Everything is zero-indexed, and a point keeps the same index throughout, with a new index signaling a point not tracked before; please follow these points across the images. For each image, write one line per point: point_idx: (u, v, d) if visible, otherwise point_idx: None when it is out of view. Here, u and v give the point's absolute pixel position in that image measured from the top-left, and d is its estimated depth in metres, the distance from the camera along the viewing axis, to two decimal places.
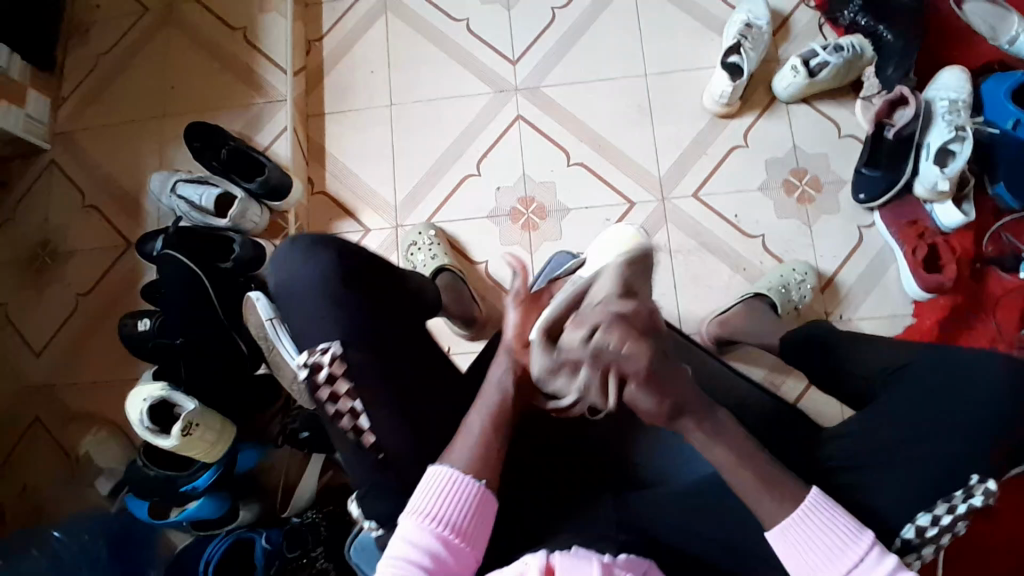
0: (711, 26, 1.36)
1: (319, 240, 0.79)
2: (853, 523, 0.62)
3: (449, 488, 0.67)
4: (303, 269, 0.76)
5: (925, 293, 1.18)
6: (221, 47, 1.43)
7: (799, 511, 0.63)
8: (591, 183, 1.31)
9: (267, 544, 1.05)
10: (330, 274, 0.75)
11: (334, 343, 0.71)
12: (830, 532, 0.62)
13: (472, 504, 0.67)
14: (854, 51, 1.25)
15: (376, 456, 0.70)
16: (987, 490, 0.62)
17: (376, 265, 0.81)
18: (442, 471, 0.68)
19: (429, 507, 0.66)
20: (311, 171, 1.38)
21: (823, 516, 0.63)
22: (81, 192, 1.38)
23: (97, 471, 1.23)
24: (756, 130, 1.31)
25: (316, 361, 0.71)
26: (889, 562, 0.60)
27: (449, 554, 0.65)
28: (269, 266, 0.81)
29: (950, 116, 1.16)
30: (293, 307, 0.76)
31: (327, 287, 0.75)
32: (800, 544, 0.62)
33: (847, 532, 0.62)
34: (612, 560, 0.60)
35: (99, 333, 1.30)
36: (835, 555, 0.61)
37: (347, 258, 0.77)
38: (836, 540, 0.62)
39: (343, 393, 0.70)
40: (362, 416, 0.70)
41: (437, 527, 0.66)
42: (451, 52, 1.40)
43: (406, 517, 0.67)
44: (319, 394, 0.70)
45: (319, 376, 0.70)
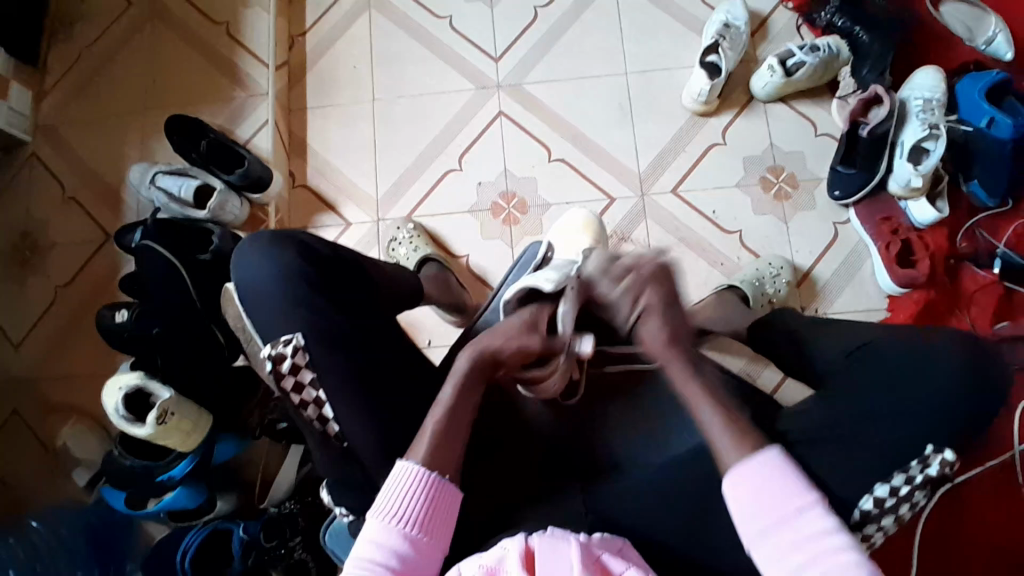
0: (690, 25, 1.38)
1: (279, 235, 0.80)
2: (800, 481, 0.64)
3: (413, 485, 0.67)
4: (264, 267, 0.78)
5: (899, 288, 1.20)
6: (204, 41, 1.43)
7: (751, 461, 0.66)
8: (571, 178, 1.33)
9: (244, 535, 1.06)
10: (291, 272, 0.77)
11: (296, 334, 0.73)
12: (777, 489, 0.64)
13: (437, 499, 0.67)
14: (830, 51, 1.27)
15: (341, 445, 0.73)
16: (943, 460, 0.69)
17: (342, 258, 0.83)
18: (407, 466, 0.68)
19: (395, 505, 0.66)
20: (293, 165, 1.38)
21: (773, 471, 0.65)
22: (61, 184, 1.37)
23: (74, 463, 1.22)
24: (734, 128, 1.33)
25: (280, 352, 0.73)
26: (828, 524, 0.62)
27: (416, 554, 0.65)
28: (235, 261, 0.82)
29: (924, 115, 1.19)
30: (254, 304, 0.77)
31: (291, 280, 0.76)
32: (744, 491, 0.65)
33: (792, 488, 0.64)
34: (589, 539, 0.65)
35: (78, 325, 1.30)
36: (776, 502, 0.64)
37: (308, 256, 0.79)
38: (781, 493, 0.64)
39: (307, 383, 0.72)
40: (326, 405, 0.72)
41: (402, 525, 0.66)
42: (434, 49, 1.41)
43: (371, 519, 0.66)
44: (284, 383, 0.72)
45: (283, 367, 0.72)
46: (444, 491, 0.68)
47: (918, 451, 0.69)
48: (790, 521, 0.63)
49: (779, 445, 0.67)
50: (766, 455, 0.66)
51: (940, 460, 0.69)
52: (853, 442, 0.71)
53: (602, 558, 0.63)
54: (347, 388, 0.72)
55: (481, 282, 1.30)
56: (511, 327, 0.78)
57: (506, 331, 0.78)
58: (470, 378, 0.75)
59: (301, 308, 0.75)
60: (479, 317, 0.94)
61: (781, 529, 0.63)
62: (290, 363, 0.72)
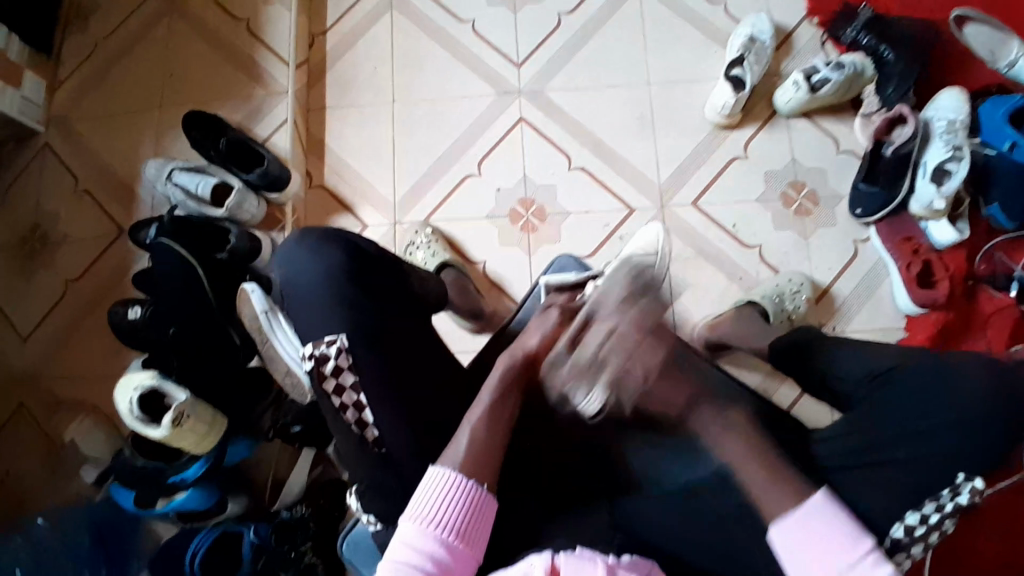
0: (715, 38, 1.37)
1: (325, 236, 0.80)
2: (852, 528, 0.64)
3: (452, 491, 0.66)
4: (307, 267, 0.78)
5: (918, 309, 1.20)
6: (224, 37, 1.41)
7: (800, 509, 0.66)
8: (592, 188, 1.32)
9: (255, 538, 1.03)
10: (334, 273, 0.77)
11: (339, 336, 0.73)
12: (829, 536, 0.64)
13: (475, 506, 0.67)
14: (855, 69, 1.26)
15: (376, 449, 0.71)
16: (974, 489, 0.67)
17: (385, 262, 0.83)
18: (446, 472, 0.67)
19: (432, 510, 0.65)
20: (310, 165, 1.37)
21: (822, 518, 0.65)
22: (74, 177, 1.36)
23: (81, 460, 1.20)
24: (756, 142, 1.32)
25: (322, 353, 0.72)
26: (885, 570, 0.61)
27: (451, 558, 0.64)
28: (276, 261, 0.83)
29: (947, 136, 1.17)
30: (297, 300, 0.77)
31: (330, 280, 0.76)
32: (797, 542, 0.65)
33: (845, 538, 0.63)
34: (615, 560, 0.62)
35: (89, 320, 1.28)
36: (832, 552, 0.63)
37: (352, 257, 0.79)
38: (835, 542, 0.63)
39: (348, 386, 0.71)
40: (366, 410, 0.71)
41: (438, 531, 0.65)
42: (455, 52, 1.40)
43: (406, 521, 0.65)
44: (325, 385, 0.71)
45: (325, 368, 0.71)
46: (481, 499, 0.67)
47: (948, 478, 0.67)
48: (848, 571, 0.62)
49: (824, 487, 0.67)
50: (814, 503, 0.66)
51: (970, 488, 0.67)
52: (885, 466, 0.69)
53: None
54: (375, 401, 0.71)
55: (498, 289, 1.29)
56: (544, 320, 0.81)
57: (539, 326, 0.81)
58: (509, 380, 0.76)
59: (333, 316, 0.74)
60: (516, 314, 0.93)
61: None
62: (334, 363, 0.72)
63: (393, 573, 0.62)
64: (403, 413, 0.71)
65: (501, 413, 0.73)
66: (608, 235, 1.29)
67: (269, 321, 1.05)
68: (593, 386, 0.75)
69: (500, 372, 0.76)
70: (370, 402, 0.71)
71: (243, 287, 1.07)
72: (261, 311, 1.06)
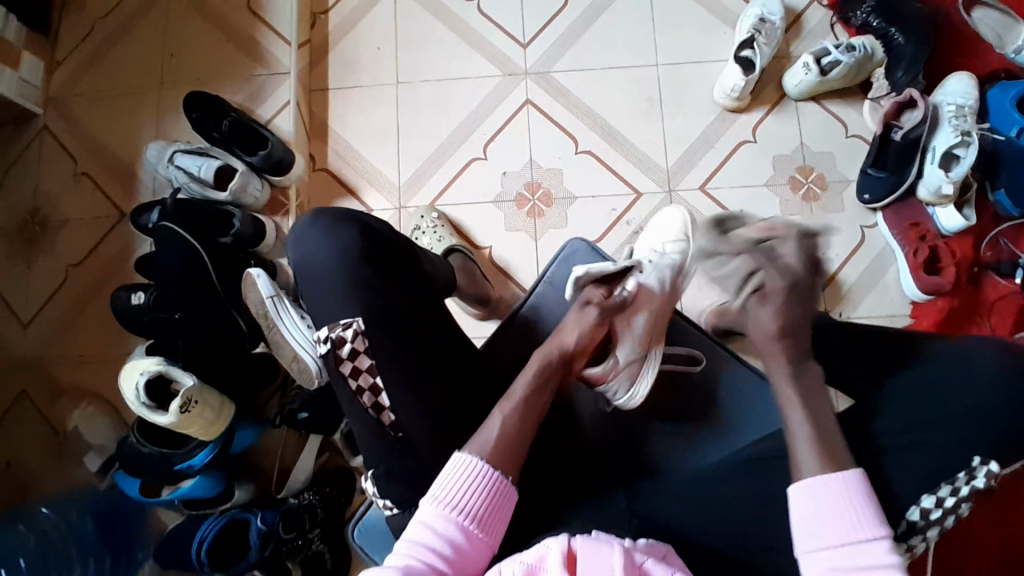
0: (724, 19, 1.35)
1: (341, 215, 0.80)
2: (873, 511, 0.62)
3: (478, 479, 0.66)
4: (323, 244, 0.77)
5: (924, 295, 1.20)
6: (224, 15, 1.38)
7: (828, 477, 0.64)
8: (599, 171, 1.30)
9: (262, 525, 1.03)
10: (350, 252, 0.76)
11: (356, 320, 0.72)
12: (852, 508, 0.62)
13: (495, 495, 0.66)
14: (865, 51, 1.25)
15: (393, 435, 0.70)
16: (989, 473, 0.66)
17: (398, 242, 0.83)
18: (471, 459, 0.67)
19: (457, 496, 0.65)
20: (313, 147, 1.35)
21: (849, 491, 0.63)
22: (73, 159, 1.33)
23: (87, 446, 1.20)
24: (765, 126, 1.31)
25: (338, 336, 0.71)
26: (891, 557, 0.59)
27: (469, 544, 0.64)
28: (289, 243, 0.81)
29: (956, 121, 1.16)
30: (313, 282, 0.77)
31: (345, 261, 0.76)
32: (815, 497, 0.64)
33: (862, 515, 0.62)
34: (631, 544, 0.62)
35: (91, 305, 1.27)
36: (842, 524, 0.62)
37: (368, 237, 0.78)
38: (850, 516, 0.62)
39: (364, 369, 0.70)
40: (383, 394, 0.70)
41: (460, 516, 0.64)
42: (460, 32, 1.37)
43: (428, 503, 0.65)
44: (341, 369, 0.70)
45: (342, 351, 0.70)
46: (503, 488, 0.67)
47: (964, 460, 0.67)
48: (851, 546, 0.61)
49: (862, 470, 0.65)
50: (846, 475, 0.64)
51: (986, 472, 0.66)
52: (899, 454, 0.69)
53: (645, 565, 0.60)
54: (391, 390, 0.70)
55: (505, 274, 1.28)
56: (581, 317, 0.81)
57: (576, 322, 0.81)
58: (543, 375, 0.76)
59: (345, 304, 0.73)
60: (527, 296, 0.93)
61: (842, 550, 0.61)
62: (350, 347, 0.71)
63: (411, 552, 0.62)
64: (419, 400, 0.71)
65: (530, 407, 0.73)
66: (615, 220, 1.28)
67: (275, 306, 1.04)
68: (634, 378, 0.80)
69: (535, 371, 0.76)
70: (388, 387, 0.70)
71: (248, 272, 1.06)
72: (267, 297, 1.04)
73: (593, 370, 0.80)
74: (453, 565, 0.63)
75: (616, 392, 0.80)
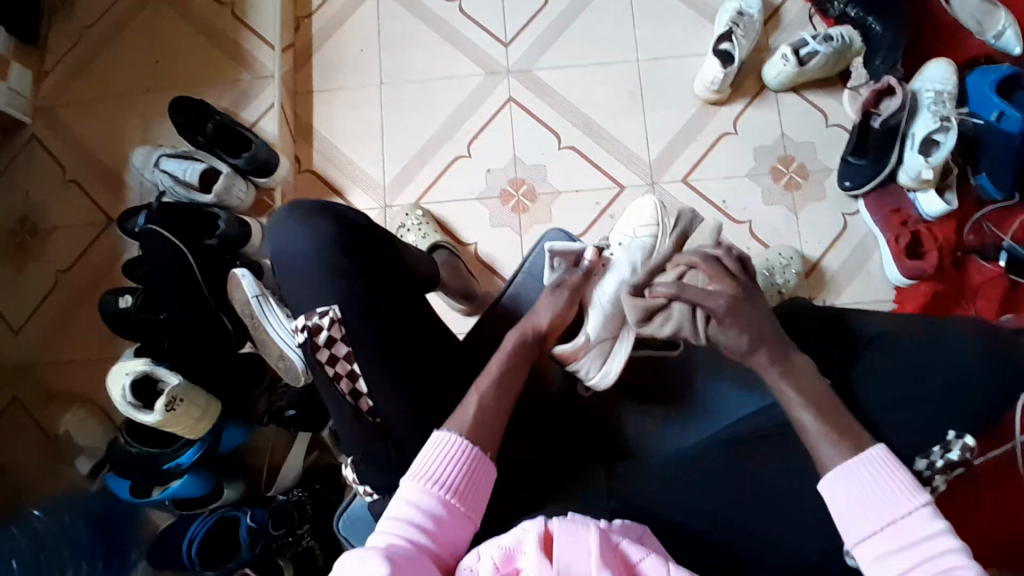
0: (703, 13, 1.37)
1: (317, 207, 0.81)
2: (909, 480, 0.64)
3: (456, 453, 0.67)
4: (299, 238, 0.78)
5: (908, 280, 1.20)
6: (208, 21, 1.40)
7: (857, 459, 0.65)
8: (580, 166, 1.31)
9: (251, 523, 1.03)
10: (326, 243, 0.77)
11: (332, 307, 0.73)
12: (886, 485, 0.64)
13: (474, 469, 0.67)
14: (843, 41, 1.26)
15: (372, 420, 0.71)
16: (965, 446, 0.69)
17: (377, 233, 0.84)
18: (449, 436, 0.67)
19: (436, 470, 0.66)
20: (298, 149, 1.36)
21: (878, 468, 0.65)
22: (61, 167, 1.35)
23: (78, 450, 1.21)
24: (745, 117, 1.32)
25: (315, 324, 0.72)
26: (937, 525, 0.61)
27: (449, 516, 0.64)
28: (267, 237, 0.82)
29: (935, 107, 1.17)
30: (292, 275, 0.78)
31: (322, 252, 0.77)
32: (854, 491, 0.64)
33: (901, 489, 0.63)
34: (608, 526, 0.61)
35: (80, 310, 1.28)
36: (884, 502, 0.63)
37: (343, 228, 0.80)
38: (886, 494, 0.63)
39: (341, 357, 0.71)
40: (359, 380, 0.71)
41: (440, 490, 0.65)
42: (443, 33, 1.39)
43: (408, 480, 0.65)
44: (318, 356, 0.71)
45: (319, 338, 0.71)
46: (480, 464, 0.67)
47: (937, 437, 0.70)
48: (893, 522, 0.62)
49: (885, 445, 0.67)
50: (875, 454, 0.66)
51: (962, 446, 0.69)
52: None
53: (621, 547, 0.59)
54: (368, 379, 0.71)
55: (491, 269, 1.29)
56: (554, 298, 0.81)
57: (549, 304, 0.81)
58: (516, 355, 0.77)
59: (321, 293, 0.75)
60: (507, 286, 0.94)
61: (889, 533, 0.62)
62: (326, 335, 0.71)
63: (395, 529, 0.62)
64: (398, 388, 0.72)
65: (508, 390, 0.73)
66: (599, 214, 1.29)
67: (260, 305, 1.05)
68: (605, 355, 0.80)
69: (509, 350, 0.77)
70: (365, 373, 0.71)
71: (234, 272, 1.07)
72: (254, 296, 1.06)
73: (563, 348, 0.80)
74: (436, 538, 0.63)
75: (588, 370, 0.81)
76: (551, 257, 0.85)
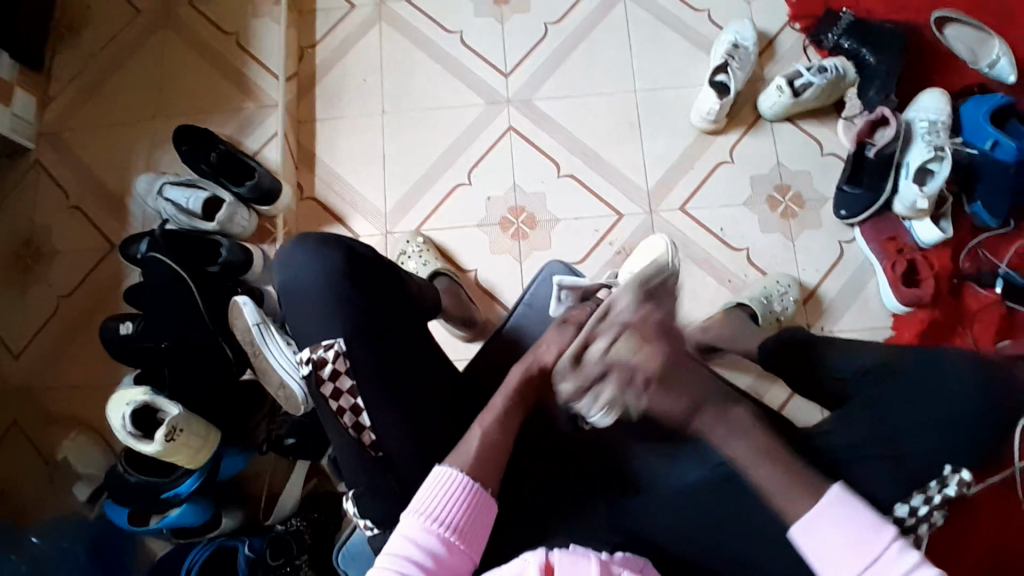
0: (700, 45, 1.40)
1: (321, 240, 0.82)
2: (871, 518, 0.62)
3: (458, 490, 0.66)
4: (304, 272, 0.79)
5: (904, 307, 1.21)
6: (213, 51, 1.43)
7: (817, 507, 0.64)
8: (580, 193, 1.33)
9: (249, 552, 1.04)
10: (329, 278, 0.78)
11: (337, 340, 0.73)
12: (851, 531, 0.62)
13: (475, 505, 0.67)
14: (837, 72, 1.28)
15: (373, 454, 0.71)
16: (961, 481, 0.69)
17: (381, 265, 0.84)
18: (452, 472, 0.67)
19: (436, 507, 0.65)
20: (301, 177, 1.38)
21: (840, 511, 0.63)
22: (65, 193, 1.36)
23: (75, 476, 1.20)
24: (742, 146, 1.34)
25: (320, 357, 0.72)
26: (912, 558, 0.60)
27: (450, 554, 0.64)
28: (271, 270, 0.83)
29: (929, 137, 1.20)
30: (297, 308, 0.78)
31: (325, 286, 0.77)
32: (822, 543, 0.63)
33: (867, 526, 0.62)
34: (609, 559, 0.61)
35: (80, 335, 1.28)
36: (855, 547, 0.61)
37: (347, 261, 0.80)
38: (854, 536, 0.62)
39: (345, 390, 0.71)
40: (363, 414, 0.71)
41: (440, 527, 0.65)
42: (444, 62, 1.41)
43: (408, 515, 0.65)
44: (322, 390, 0.71)
45: (323, 373, 0.71)
46: (481, 499, 0.67)
47: (937, 470, 0.69)
48: (871, 564, 0.60)
49: (839, 482, 0.65)
50: (830, 498, 0.64)
51: (958, 480, 0.69)
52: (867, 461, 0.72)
53: None
54: (371, 414, 0.71)
55: (490, 296, 1.29)
56: (561, 334, 0.80)
57: (556, 339, 0.80)
58: (521, 390, 0.77)
59: (323, 327, 0.75)
60: (508, 318, 0.95)
61: (868, 574, 0.60)
62: (330, 369, 0.72)
63: (393, 565, 0.62)
64: (400, 421, 0.72)
65: (511, 422, 0.73)
66: (598, 241, 1.30)
67: (261, 333, 1.06)
68: (608, 397, 0.74)
69: (515, 382, 0.77)
70: (367, 407, 0.71)
71: (235, 300, 1.07)
72: (254, 323, 1.06)
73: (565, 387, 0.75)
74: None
75: (589, 409, 0.74)
76: (559, 290, 0.88)
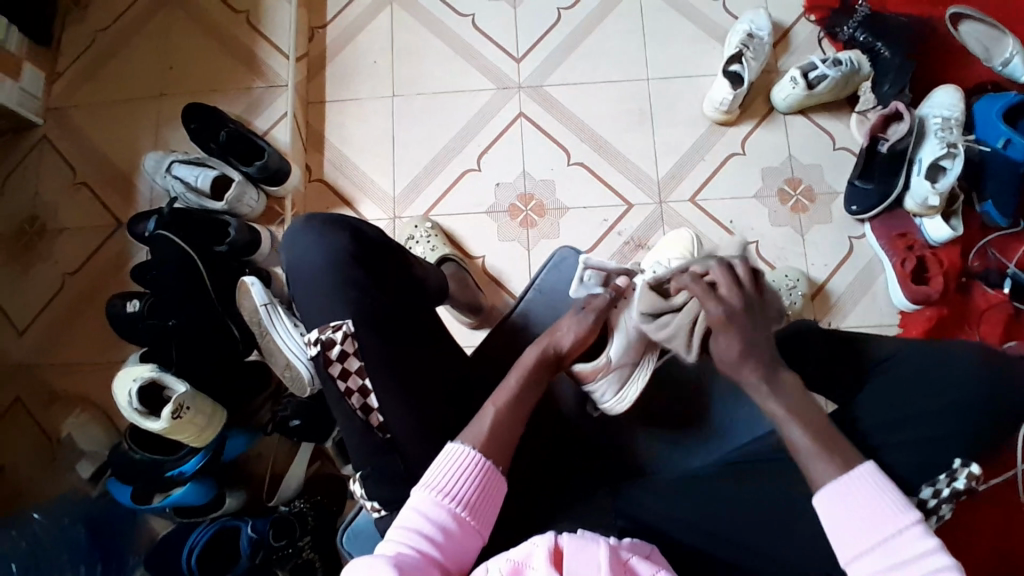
0: (714, 35, 1.38)
1: (332, 220, 0.82)
2: (899, 497, 0.62)
3: (469, 466, 0.67)
4: (316, 250, 0.79)
5: (912, 305, 1.21)
6: (223, 29, 1.41)
7: (845, 479, 0.64)
8: (589, 182, 1.32)
9: (252, 533, 1.02)
10: (343, 256, 0.78)
11: (346, 321, 0.73)
12: (877, 505, 0.62)
13: (486, 483, 0.67)
14: (851, 66, 1.27)
15: (382, 436, 0.71)
16: (970, 474, 0.68)
17: (391, 248, 0.84)
18: (464, 449, 0.68)
19: (447, 481, 0.66)
20: (309, 159, 1.37)
21: (868, 484, 0.63)
22: (72, 169, 1.35)
23: (79, 453, 1.21)
24: (753, 139, 1.33)
25: (328, 338, 0.72)
26: (929, 543, 0.59)
27: (459, 530, 0.64)
28: (281, 249, 0.83)
29: (942, 133, 1.18)
30: (307, 289, 0.78)
31: (340, 265, 0.77)
32: (843, 512, 0.63)
33: (890, 505, 0.62)
34: (618, 543, 0.61)
35: (87, 312, 1.28)
36: (871, 521, 0.61)
37: (358, 242, 0.80)
38: (876, 511, 0.62)
39: (353, 371, 0.71)
40: (371, 395, 0.70)
41: (451, 503, 0.65)
42: (456, 46, 1.40)
43: (419, 489, 0.66)
44: (330, 370, 0.71)
45: (331, 353, 0.71)
46: (493, 478, 0.68)
47: (945, 465, 0.70)
48: (888, 540, 0.60)
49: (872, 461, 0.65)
50: (860, 472, 0.64)
51: (967, 474, 0.68)
52: (876, 455, 0.72)
53: (630, 562, 0.59)
54: (381, 396, 0.71)
55: (499, 284, 1.29)
56: (577, 318, 0.79)
57: (573, 324, 0.79)
58: (536, 374, 0.76)
59: (334, 308, 0.75)
60: (517, 302, 0.94)
61: (881, 549, 0.60)
62: (339, 349, 0.71)
63: (402, 538, 0.62)
64: (410, 402, 0.72)
65: (522, 405, 0.73)
66: (606, 231, 1.30)
67: (268, 313, 1.05)
68: (623, 382, 0.79)
69: (526, 367, 0.76)
70: (376, 389, 0.71)
71: (242, 279, 1.07)
72: (261, 304, 1.06)
73: (582, 366, 0.78)
74: (444, 551, 0.63)
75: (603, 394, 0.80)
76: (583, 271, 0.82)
